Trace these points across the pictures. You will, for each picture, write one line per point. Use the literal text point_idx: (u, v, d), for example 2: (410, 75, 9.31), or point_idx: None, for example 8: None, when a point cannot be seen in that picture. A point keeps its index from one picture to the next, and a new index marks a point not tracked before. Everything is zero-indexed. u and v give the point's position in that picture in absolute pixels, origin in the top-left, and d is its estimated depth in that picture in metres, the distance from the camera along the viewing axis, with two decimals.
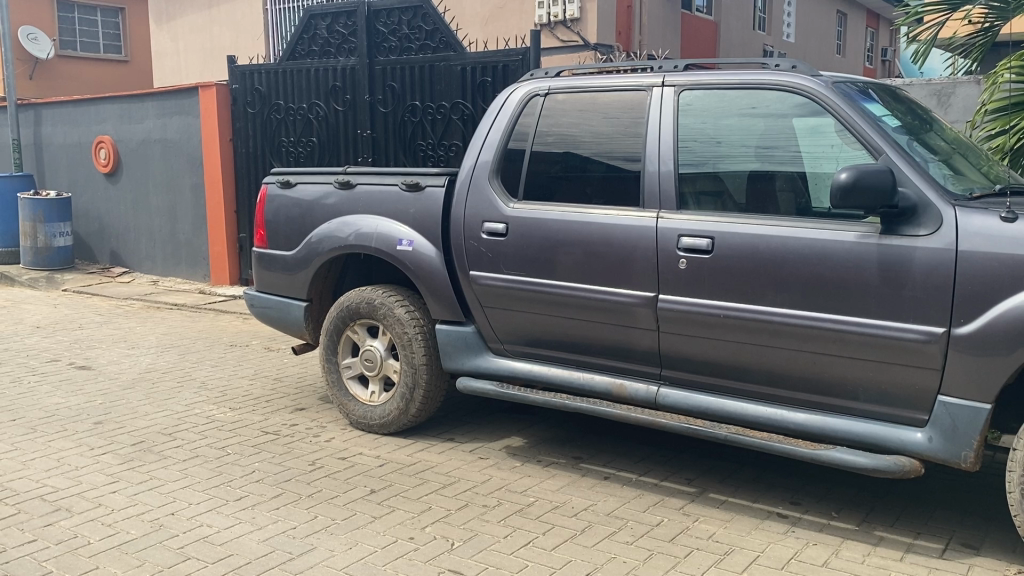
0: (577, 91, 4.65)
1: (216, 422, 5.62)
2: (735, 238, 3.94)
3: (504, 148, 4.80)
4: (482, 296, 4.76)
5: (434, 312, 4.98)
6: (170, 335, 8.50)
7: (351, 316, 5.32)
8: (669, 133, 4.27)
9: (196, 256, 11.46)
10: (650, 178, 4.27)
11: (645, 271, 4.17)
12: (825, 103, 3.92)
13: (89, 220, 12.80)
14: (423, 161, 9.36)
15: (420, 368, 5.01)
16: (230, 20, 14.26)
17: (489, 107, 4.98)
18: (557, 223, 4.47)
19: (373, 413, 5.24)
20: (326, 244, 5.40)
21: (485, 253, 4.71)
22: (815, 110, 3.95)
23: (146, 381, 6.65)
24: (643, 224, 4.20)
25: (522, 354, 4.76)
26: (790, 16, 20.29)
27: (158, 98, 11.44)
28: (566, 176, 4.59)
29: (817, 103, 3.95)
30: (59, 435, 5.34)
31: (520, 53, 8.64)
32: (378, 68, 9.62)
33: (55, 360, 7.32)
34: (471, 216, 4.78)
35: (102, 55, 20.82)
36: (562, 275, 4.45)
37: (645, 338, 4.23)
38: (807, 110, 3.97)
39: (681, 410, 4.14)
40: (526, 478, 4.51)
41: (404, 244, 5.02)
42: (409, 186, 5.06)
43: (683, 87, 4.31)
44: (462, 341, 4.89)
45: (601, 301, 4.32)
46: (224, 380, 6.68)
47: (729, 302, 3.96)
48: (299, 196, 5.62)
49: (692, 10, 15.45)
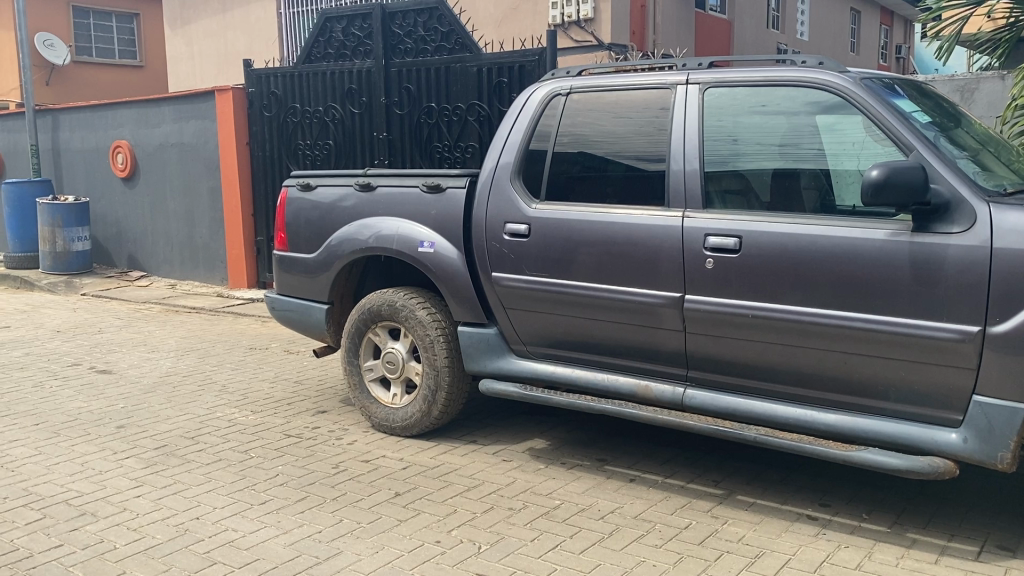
0: (598, 90, 4.62)
1: (238, 425, 5.61)
2: (763, 236, 3.90)
3: (526, 149, 4.76)
4: (505, 298, 4.73)
5: (456, 314, 4.96)
6: (189, 338, 8.52)
7: (373, 319, 5.30)
8: (694, 132, 4.23)
9: (213, 259, 11.50)
10: (675, 177, 4.23)
11: (670, 271, 4.13)
12: (844, 99, 3.90)
13: (106, 224, 12.86)
14: (440, 163, 9.34)
15: (442, 370, 4.99)
16: (244, 23, 14.30)
17: (511, 106, 4.94)
18: (582, 224, 4.43)
19: (395, 416, 5.22)
20: (347, 247, 5.38)
21: (508, 254, 4.68)
22: (826, 107, 3.94)
23: (167, 384, 6.66)
24: (669, 223, 4.16)
25: (545, 355, 4.72)
26: (804, 14, 20.18)
27: (174, 103, 11.48)
28: (579, 176, 4.58)
29: (828, 100, 3.94)
30: (83, 439, 5.35)
31: (536, 53, 8.60)
32: (393, 70, 9.61)
33: (77, 364, 7.35)
34: (493, 216, 4.74)
35: (118, 61, 20.95)
36: (587, 276, 4.41)
37: (672, 340, 4.19)
38: (815, 108, 3.96)
39: (709, 411, 4.09)
40: (551, 480, 4.48)
41: (425, 245, 5.00)
42: (430, 188, 5.04)
43: (703, 84, 4.28)
44: (485, 343, 4.86)
45: (626, 302, 4.28)
46: (245, 383, 6.68)
47: (757, 302, 3.92)
48: (319, 199, 5.61)
49: (705, 9, 15.38)
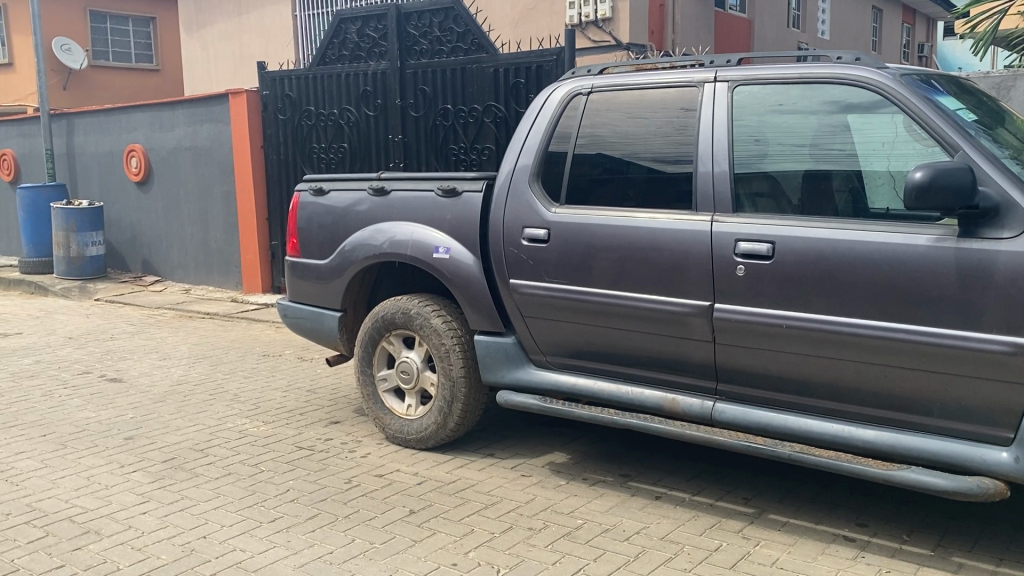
0: (619, 88, 4.42)
1: (249, 437, 5.45)
2: (797, 242, 3.69)
3: (545, 151, 4.57)
4: (523, 306, 4.54)
5: (473, 322, 4.77)
6: (202, 345, 8.39)
7: (387, 327, 5.12)
8: (722, 132, 4.03)
9: (228, 264, 11.38)
10: (702, 179, 4.03)
11: (698, 279, 3.93)
12: (872, 99, 3.71)
13: (121, 229, 12.79)
14: (456, 165, 9.16)
15: (458, 381, 4.81)
16: (260, 27, 14.21)
17: (530, 105, 4.75)
18: (605, 229, 4.23)
19: (410, 427, 5.04)
20: (360, 253, 5.21)
21: (526, 260, 4.49)
22: (845, 106, 3.77)
23: (178, 393, 6.52)
24: (697, 228, 3.96)
25: (566, 366, 4.53)
26: (824, 12, 19.86)
27: (188, 106, 11.38)
28: (592, 178, 4.41)
29: (851, 99, 3.77)
30: (90, 451, 5.20)
31: (554, 53, 8.41)
32: (409, 72, 9.44)
33: (87, 373, 7.22)
34: (511, 221, 4.55)
35: (134, 65, 20.94)
36: (609, 283, 4.21)
37: (700, 351, 3.99)
38: (835, 107, 3.79)
39: (739, 426, 3.89)
40: (572, 497, 4.28)
41: (441, 251, 4.82)
42: (446, 192, 4.86)
43: (727, 83, 4.09)
44: (503, 353, 4.67)
45: (652, 311, 4.07)
46: (257, 392, 6.52)
47: (792, 311, 3.71)
48: (332, 204, 5.45)
49: (725, 8, 15.14)
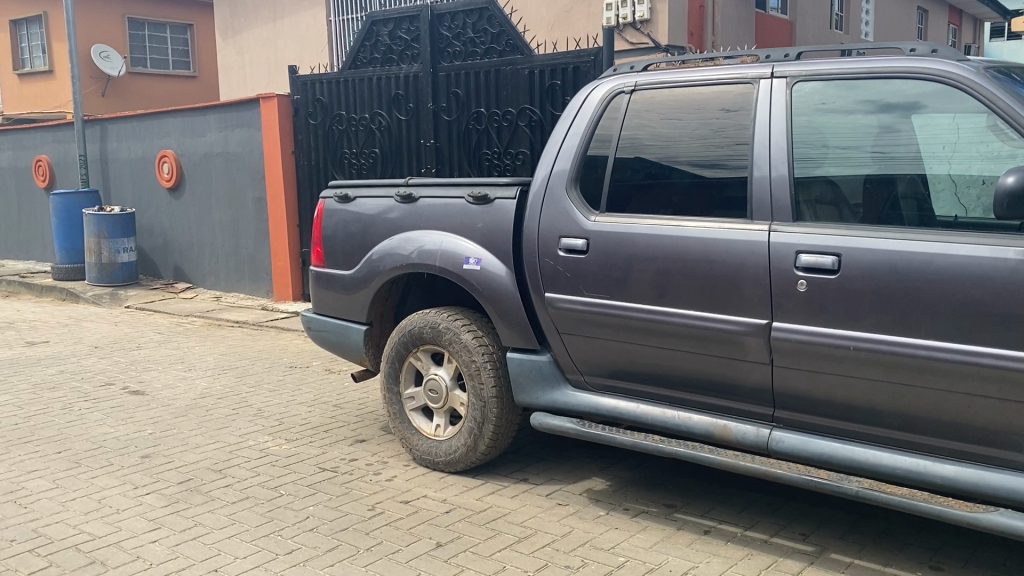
0: (666, 86, 4.07)
1: (270, 456, 5.17)
2: (867, 255, 3.32)
3: (585, 154, 4.23)
4: (560, 322, 4.21)
5: (505, 339, 4.45)
6: (229, 355, 8.16)
7: (414, 342, 4.82)
8: (781, 134, 3.67)
9: (259, 271, 11.20)
10: (758, 185, 3.68)
11: (752, 296, 3.58)
12: (917, 98, 3.41)
13: (153, 235, 12.68)
14: (489, 171, 8.86)
15: (490, 401, 4.49)
16: (294, 32, 14.06)
17: (568, 105, 4.41)
18: (650, 240, 3.89)
19: (438, 449, 4.73)
20: (387, 263, 4.92)
21: (562, 272, 4.15)
22: (884, 106, 3.48)
23: (201, 408, 6.28)
24: (753, 239, 3.60)
25: (605, 388, 4.19)
26: (869, 13, 19.24)
27: (219, 111, 11.23)
28: (624, 184, 4.10)
29: (888, 98, 3.48)
30: (104, 471, 4.97)
31: (592, 54, 8.10)
32: (441, 75, 9.16)
33: (110, 384, 7.01)
34: (547, 230, 4.23)
35: (172, 71, 21.00)
36: (653, 298, 3.86)
37: (755, 375, 3.63)
38: (875, 107, 3.50)
39: (799, 457, 3.53)
40: (613, 531, 3.94)
41: (471, 262, 4.51)
42: (477, 199, 4.55)
43: (779, 81, 3.75)
44: (537, 372, 4.34)
45: (701, 329, 3.72)
46: (282, 407, 6.25)
47: (862, 332, 3.33)
48: (358, 211, 5.17)
49: (766, 10, 14.71)
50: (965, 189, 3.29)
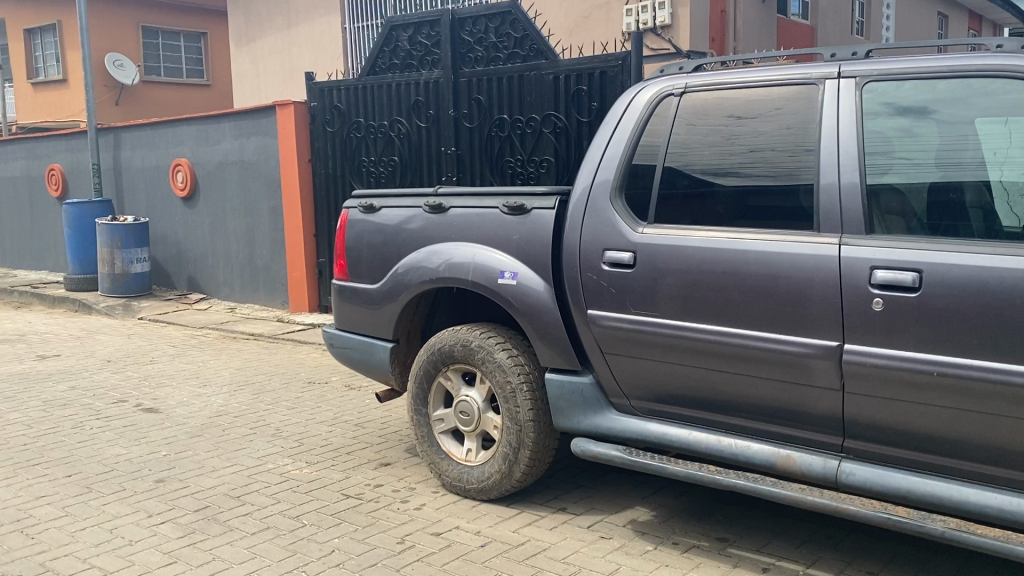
0: (720, 87, 3.78)
1: (291, 481, 4.89)
2: (953, 272, 3.02)
3: (630, 162, 3.94)
4: (603, 341, 3.92)
5: (545, 359, 4.16)
6: (244, 370, 7.89)
7: (444, 361, 4.54)
8: (851, 139, 3.37)
9: (274, 281, 10.95)
10: (827, 193, 3.38)
11: (819, 315, 3.29)
12: (924, 102, 3.27)
13: (166, 245, 12.47)
14: (512, 179, 8.59)
15: (526, 425, 4.20)
16: (309, 39, 13.85)
17: (612, 108, 4.13)
18: (704, 253, 3.59)
19: (470, 475, 4.44)
20: (414, 276, 4.64)
21: (607, 287, 3.86)
22: (899, 109, 3.32)
23: (216, 427, 6.01)
24: (822, 255, 3.30)
25: (652, 412, 3.89)
26: (890, 16, 18.78)
27: (234, 119, 11.01)
28: (672, 194, 3.81)
29: (902, 101, 3.32)
30: (116, 497, 4.70)
31: (619, 58, 7.82)
32: (463, 81, 8.89)
33: (123, 402, 6.74)
34: (590, 242, 3.94)
35: (186, 80, 20.84)
36: (709, 317, 3.57)
37: (823, 402, 3.33)
38: (892, 109, 3.33)
39: (873, 492, 3.22)
40: (664, 569, 3.63)
41: (506, 276, 4.22)
42: (512, 209, 4.27)
43: (837, 82, 3.47)
44: (578, 395, 4.04)
45: (764, 352, 3.43)
46: (301, 426, 5.97)
47: (948, 356, 3.03)
48: (383, 221, 4.89)
49: (788, 14, 14.37)
50: (1016, 198, 3.04)
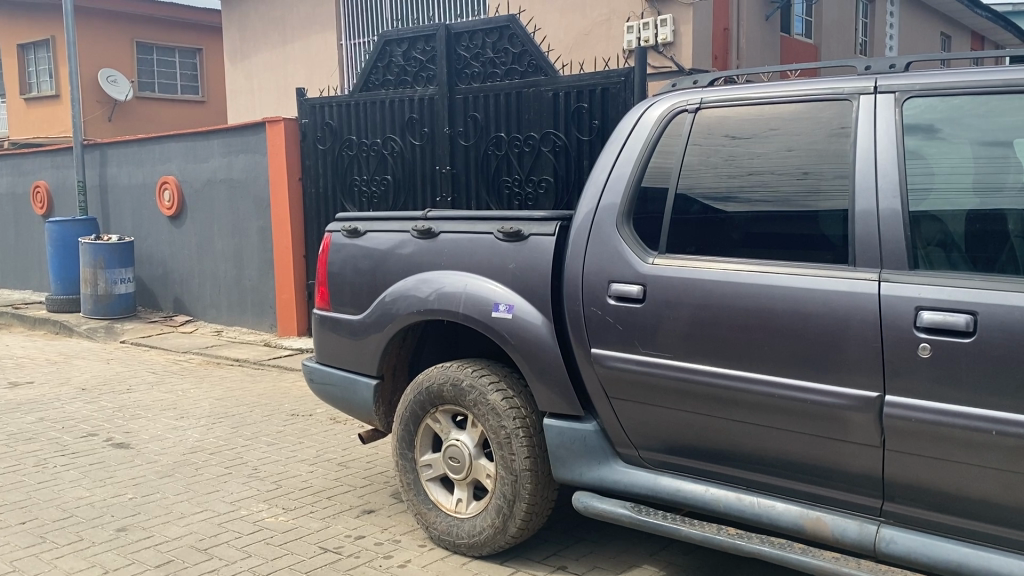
0: (739, 103, 3.39)
1: (265, 532, 4.46)
2: (1013, 314, 2.62)
3: (639, 185, 3.55)
4: (608, 384, 3.52)
5: (543, 401, 3.75)
6: (226, 400, 7.47)
7: (432, 401, 4.13)
8: (886, 162, 2.99)
9: (262, 304, 10.56)
10: (863, 222, 2.99)
11: (855, 361, 2.89)
12: (931, 120, 2.96)
13: (152, 265, 12.08)
14: (509, 200, 8.22)
15: (522, 475, 3.79)
16: (304, 55, 13.53)
17: (620, 124, 3.74)
18: (723, 289, 3.20)
19: (460, 529, 4.03)
20: (401, 307, 4.25)
21: (613, 324, 3.46)
22: (908, 127, 2.99)
23: (190, 466, 5.59)
24: (860, 294, 2.91)
25: (662, 464, 3.49)
26: (893, 28, 18.38)
27: (223, 136, 10.63)
28: (684, 220, 3.42)
29: (912, 118, 2.99)
30: (71, 549, 4.27)
31: (621, 75, 7.47)
32: (459, 97, 8.52)
33: (92, 436, 6.31)
34: (595, 273, 3.54)
35: (180, 96, 20.53)
36: (729, 360, 3.17)
37: (860, 460, 2.93)
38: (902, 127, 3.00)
39: (916, 564, 2.81)
40: None
41: (501, 309, 3.83)
42: (508, 235, 3.88)
43: (842, 99, 3.15)
44: (580, 444, 3.64)
45: (793, 402, 3.03)
46: (280, 466, 5.55)
47: (1008, 412, 2.62)
48: (369, 246, 4.50)
49: (791, 32, 14.04)
50: None
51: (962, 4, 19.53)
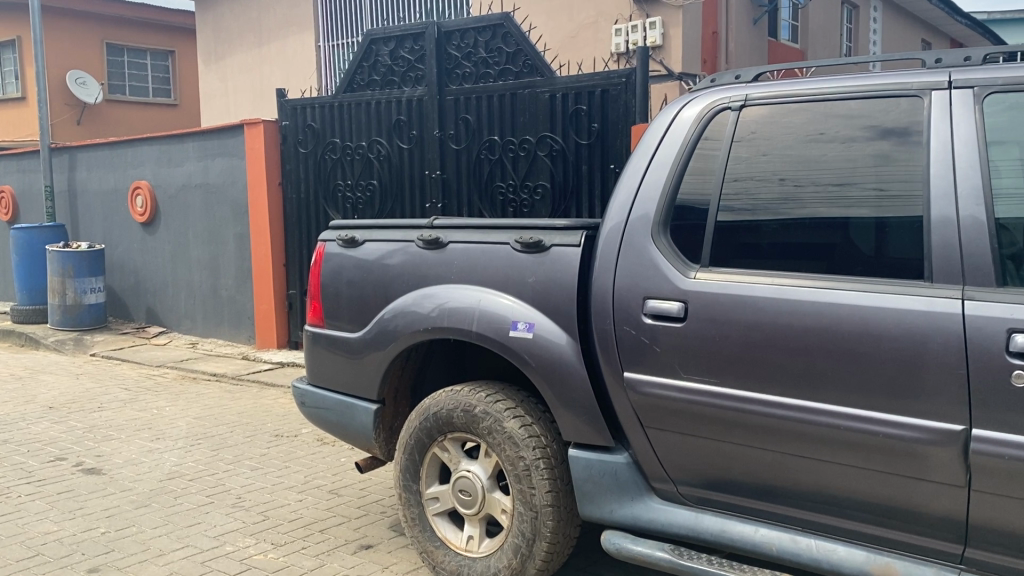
0: (790, 99, 3.06)
1: (254, 571, 4.05)
2: None
3: (676, 193, 3.20)
4: (643, 411, 3.17)
5: (566, 430, 3.40)
6: (204, 419, 7.03)
7: (439, 428, 3.76)
8: (968, 164, 2.67)
9: (240, 315, 10.10)
10: (941, 233, 2.67)
11: (936, 390, 2.57)
12: (906, 123, 2.81)
13: (125, 274, 11.57)
14: (503, 207, 7.86)
15: (542, 511, 3.42)
16: (281, 57, 13.08)
17: (651, 125, 3.39)
18: (778, 308, 2.86)
19: (471, 569, 3.65)
20: (401, 323, 3.87)
21: (649, 345, 3.12)
22: (882, 132, 2.85)
23: (168, 494, 5.16)
24: (942, 315, 2.58)
25: (702, 502, 3.13)
26: (877, 28, 18.11)
27: (198, 139, 10.18)
28: (726, 231, 3.09)
29: (891, 122, 2.84)
30: None
31: (622, 75, 7.12)
32: (449, 99, 8.14)
33: (60, 460, 5.85)
34: (627, 288, 3.19)
35: (153, 100, 19.96)
36: (785, 388, 2.84)
37: (939, 500, 2.62)
38: (888, 132, 2.84)
39: None
40: None
41: (520, 327, 3.46)
42: (526, 246, 3.53)
43: (816, 104, 3.00)
44: (610, 477, 3.28)
45: (862, 435, 2.70)
46: (266, 494, 5.15)
47: None
48: (366, 257, 4.12)
49: (778, 37, 13.77)
50: None
51: (943, 11, 19.42)
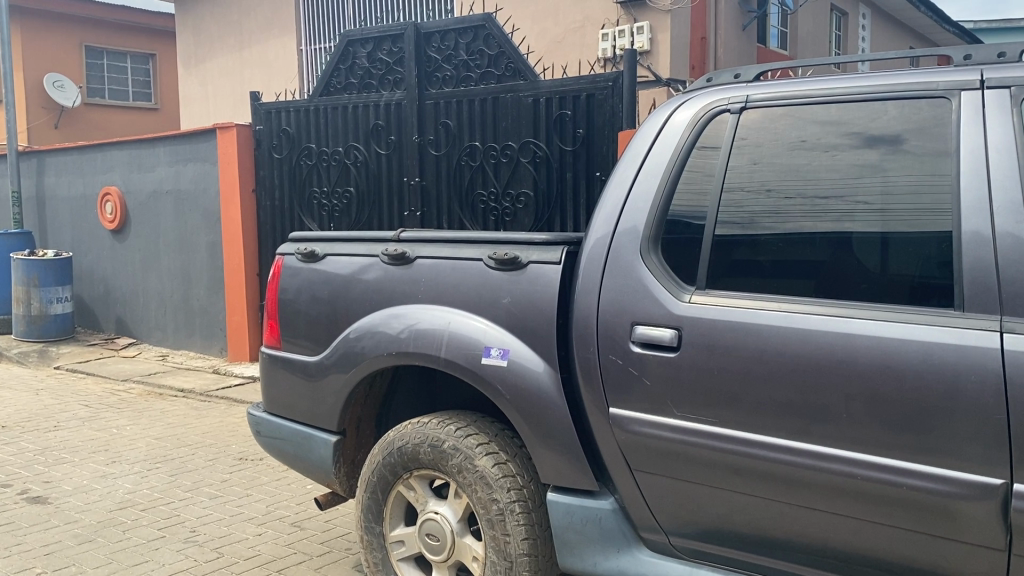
0: (793, 101, 2.70)
1: None
2: None
3: (669, 206, 2.84)
4: (630, 452, 2.81)
5: (544, 470, 3.03)
6: (165, 439, 6.62)
7: (404, 464, 3.38)
8: (1001, 174, 2.32)
9: (211, 326, 9.69)
10: (974, 253, 2.31)
11: (969, 437, 2.22)
12: (907, 128, 2.50)
13: (94, 283, 11.14)
14: (484, 217, 7.49)
15: (518, 561, 3.05)
16: (261, 60, 12.70)
17: (641, 130, 3.03)
18: (784, 338, 2.51)
19: None
20: (366, 345, 3.49)
21: (636, 377, 2.76)
22: (883, 138, 2.53)
23: (115, 527, 4.75)
24: (978, 349, 2.22)
25: (697, 554, 2.77)
26: (867, 33, 17.82)
27: (169, 143, 9.77)
28: (720, 249, 2.73)
29: (906, 127, 2.50)
30: None
31: (609, 79, 6.78)
32: (429, 103, 7.77)
33: (4, 488, 5.43)
34: (613, 312, 2.82)
35: (132, 103, 19.54)
36: (792, 430, 2.48)
37: (974, 564, 2.26)
38: (900, 138, 2.50)
39: None
40: None
41: (493, 353, 3.09)
42: (500, 263, 3.16)
43: (819, 107, 2.66)
44: (592, 524, 2.92)
45: (883, 487, 2.34)
46: (223, 526, 4.75)
47: None
48: (328, 272, 3.74)
49: (768, 43, 13.45)
50: None
51: (932, 18, 19.21)
